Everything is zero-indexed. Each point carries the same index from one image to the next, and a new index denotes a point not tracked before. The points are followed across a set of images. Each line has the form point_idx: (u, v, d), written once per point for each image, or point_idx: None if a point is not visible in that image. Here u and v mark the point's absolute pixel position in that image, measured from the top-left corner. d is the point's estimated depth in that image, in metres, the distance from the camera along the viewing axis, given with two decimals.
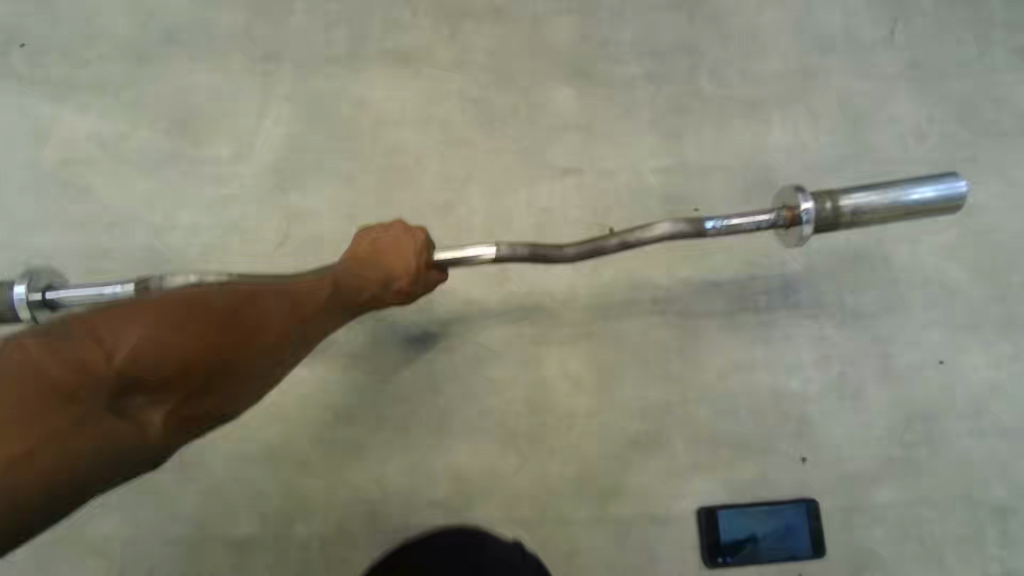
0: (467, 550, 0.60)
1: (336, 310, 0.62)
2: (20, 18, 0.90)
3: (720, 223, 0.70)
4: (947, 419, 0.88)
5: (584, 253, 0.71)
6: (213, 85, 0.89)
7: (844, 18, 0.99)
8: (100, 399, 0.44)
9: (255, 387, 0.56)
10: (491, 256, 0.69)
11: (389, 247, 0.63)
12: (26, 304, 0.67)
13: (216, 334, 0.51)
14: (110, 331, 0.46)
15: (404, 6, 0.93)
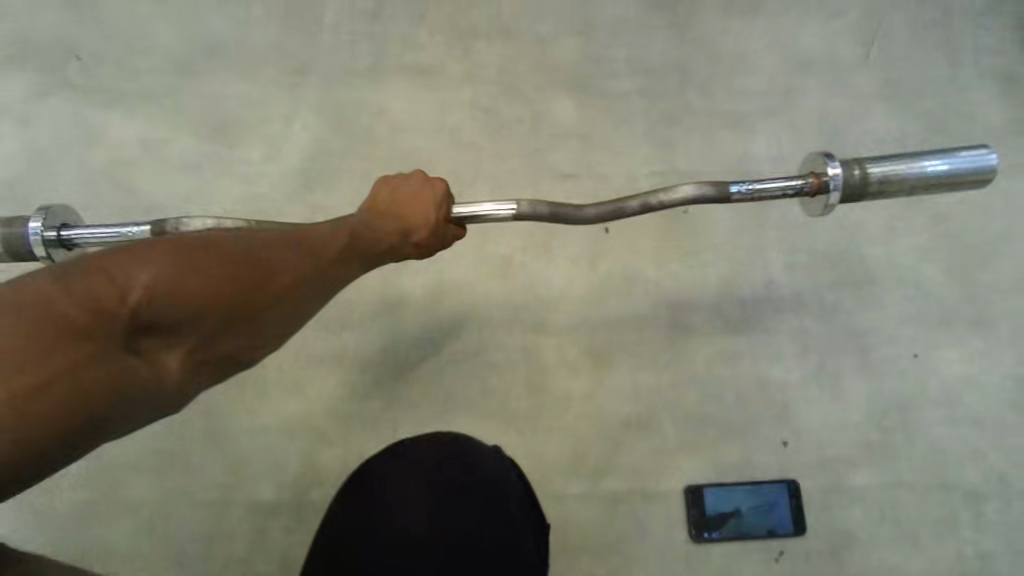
0: (449, 463, 0.59)
1: (354, 262, 0.61)
2: (76, 34, 1.00)
3: (746, 188, 0.71)
4: (921, 409, 0.94)
5: (604, 215, 0.71)
6: (248, 95, 0.99)
7: (825, 39, 1.07)
8: (111, 338, 0.44)
9: (271, 335, 0.55)
10: (511, 212, 0.69)
11: (407, 198, 0.62)
12: (40, 241, 0.66)
13: (236, 277, 0.51)
14: (122, 270, 0.45)
15: (421, 26, 1.03)
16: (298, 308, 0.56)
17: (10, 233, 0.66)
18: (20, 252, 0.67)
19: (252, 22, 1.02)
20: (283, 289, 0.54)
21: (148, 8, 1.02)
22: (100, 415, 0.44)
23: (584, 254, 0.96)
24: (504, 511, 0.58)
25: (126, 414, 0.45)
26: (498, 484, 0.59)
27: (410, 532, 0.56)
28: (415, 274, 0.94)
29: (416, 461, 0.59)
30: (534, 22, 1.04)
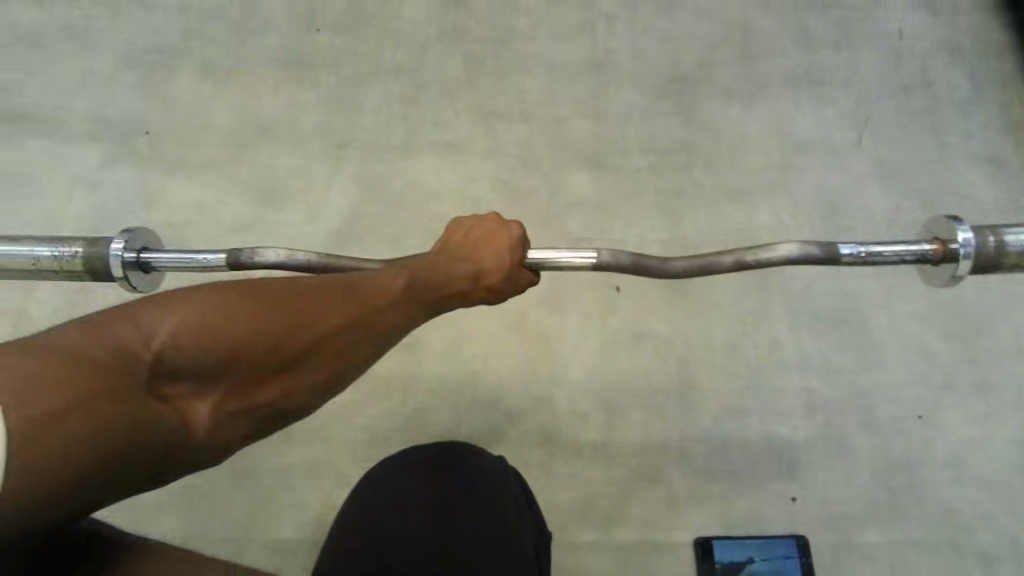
0: (449, 468, 0.68)
1: (414, 306, 0.57)
2: (146, 112, 1.14)
3: (857, 250, 0.65)
4: (928, 469, 0.96)
5: (692, 269, 0.67)
6: (294, 166, 1.11)
7: (821, 123, 1.16)
8: (134, 380, 0.45)
9: (315, 386, 0.54)
10: (592, 262, 0.66)
11: (485, 239, 0.60)
12: (120, 263, 0.64)
13: (270, 321, 0.51)
14: (149, 317, 0.48)
15: (450, 109, 1.15)
16: (341, 356, 0.54)
17: (91, 254, 0.64)
18: (100, 274, 0.64)
19: (301, 103, 1.14)
20: (321, 334, 0.52)
21: (211, 90, 1.15)
22: (126, 455, 0.43)
23: (598, 311, 1.02)
24: (502, 510, 0.65)
25: (151, 460, 0.45)
26: (495, 487, 0.67)
27: (409, 525, 0.63)
28: (438, 327, 1.01)
29: (421, 469, 0.68)
30: (552, 105, 1.15)
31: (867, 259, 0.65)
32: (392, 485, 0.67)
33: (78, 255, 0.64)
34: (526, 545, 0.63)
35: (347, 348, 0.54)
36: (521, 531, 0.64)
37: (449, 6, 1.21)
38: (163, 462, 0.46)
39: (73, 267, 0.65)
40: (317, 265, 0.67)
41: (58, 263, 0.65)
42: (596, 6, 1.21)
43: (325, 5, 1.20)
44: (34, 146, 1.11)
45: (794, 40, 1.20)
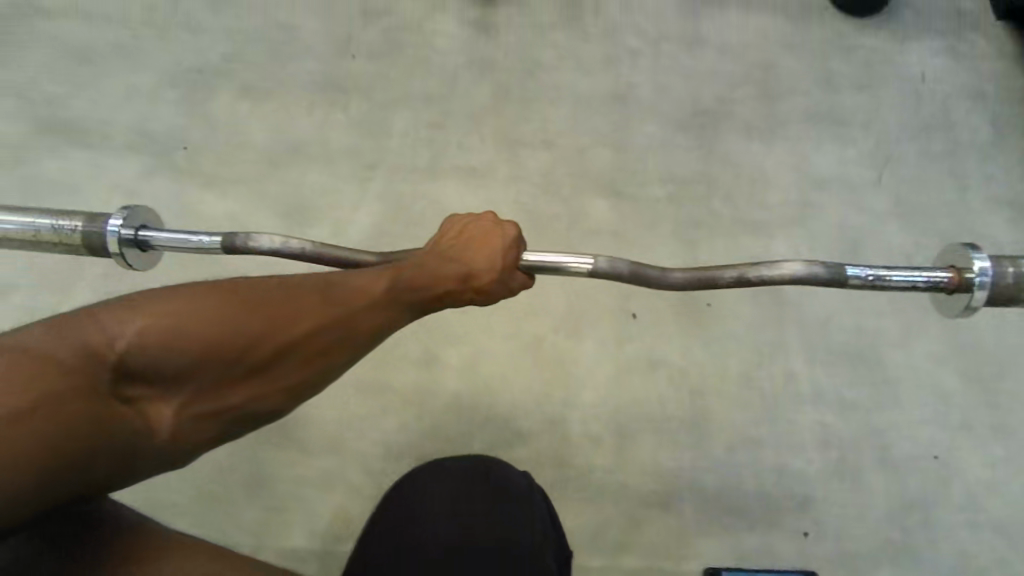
0: (478, 479, 0.70)
1: (400, 306, 0.55)
2: (186, 128, 1.18)
3: (866, 273, 0.65)
4: (943, 511, 0.95)
5: (692, 282, 0.66)
6: (323, 185, 1.14)
7: (841, 161, 1.17)
8: (97, 381, 0.43)
9: (290, 387, 0.52)
10: (587, 268, 0.65)
11: (478, 238, 0.59)
12: (118, 239, 0.65)
13: (242, 321, 0.49)
14: (112, 318, 0.46)
15: (476, 135, 1.18)
16: (319, 357, 0.52)
17: (90, 229, 0.65)
18: (97, 249, 0.66)
19: (333, 124, 1.18)
20: (297, 335, 0.51)
21: (248, 110, 1.20)
22: (90, 455, 0.42)
23: (613, 337, 1.03)
24: (527, 525, 0.66)
25: (116, 461, 0.45)
26: (521, 501, 0.68)
27: (435, 532, 0.64)
28: (454, 345, 1.02)
29: (451, 477, 0.70)
30: (576, 135, 1.18)
31: (873, 283, 0.65)
32: (420, 491, 0.69)
33: (77, 229, 0.66)
34: (549, 560, 0.63)
35: (325, 349, 0.52)
36: (544, 546, 0.64)
37: (479, 37, 1.25)
38: (128, 463, 0.46)
39: (72, 242, 0.66)
40: (309, 253, 0.68)
41: (56, 236, 0.66)
42: (622, 41, 1.25)
43: (361, 33, 1.25)
44: (78, 156, 1.16)
45: (816, 79, 1.23)
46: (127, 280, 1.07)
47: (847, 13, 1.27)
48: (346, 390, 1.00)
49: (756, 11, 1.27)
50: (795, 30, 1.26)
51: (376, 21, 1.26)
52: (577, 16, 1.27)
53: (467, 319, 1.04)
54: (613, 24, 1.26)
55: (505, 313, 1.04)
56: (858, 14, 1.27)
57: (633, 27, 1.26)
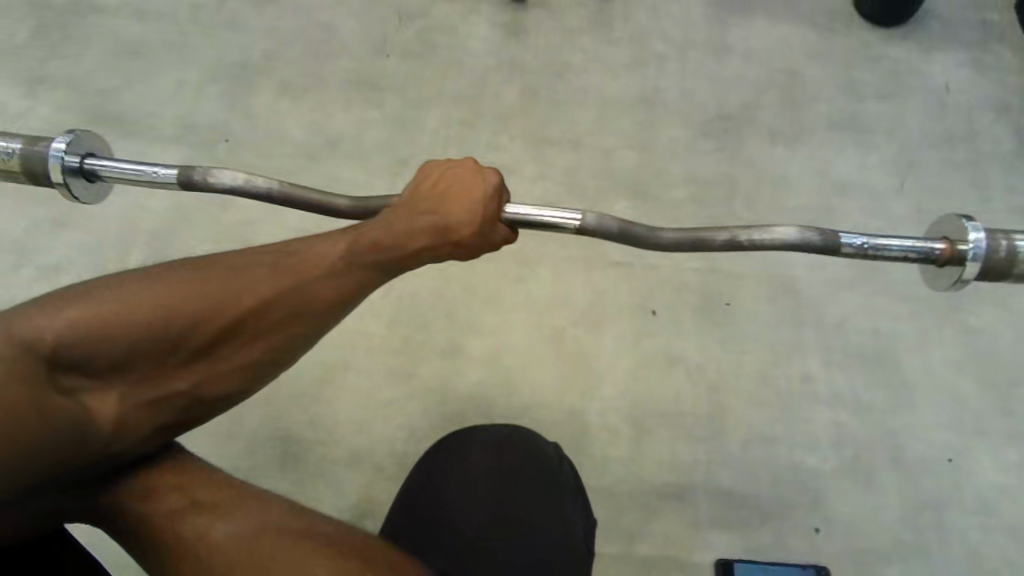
0: (506, 449, 0.74)
1: (359, 272, 0.56)
2: (228, 121, 1.24)
3: (862, 241, 0.66)
4: (955, 513, 0.96)
5: (679, 241, 0.67)
6: (356, 179, 1.19)
7: (863, 168, 1.19)
8: (33, 371, 0.44)
9: (247, 365, 0.54)
10: (576, 224, 0.65)
11: (453, 191, 0.59)
12: (59, 166, 0.67)
13: (184, 302, 0.50)
14: (42, 313, 0.46)
15: (506, 134, 1.22)
16: (271, 333, 0.54)
17: (31, 153, 0.67)
18: (38, 176, 0.67)
19: (368, 121, 1.23)
20: (247, 309, 0.52)
21: (286, 105, 1.25)
22: (36, 443, 0.43)
23: (633, 333, 1.06)
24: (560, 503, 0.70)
25: (60, 445, 0.45)
26: (549, 476, 0.72)
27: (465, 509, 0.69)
28: (479, 335, 1.06)
29: (481, 447, 0.74)
30: (602, 137, 1.21)
31: (868, 252, 0.66)
32: (447, 458, 0.73)
33: (16, 152, 0.67)
34: (580, 540, 0.68)
35: (277, 323, 0.54)
36: (574, 524, 0.69)
37: (510, 40, 1.29)
38: (74, 452, 0.46)
39: (12, 167, 0.67)
40: (274, 193, 0.70)
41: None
42: (649, 47, 1.28)
43: (396, 34, 1.29)
44: (125, 147, 1.22)
45: (840, 87, 1.25)
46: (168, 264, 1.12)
47: (873, 24, 1.29)
48: (374, 376, 1.04)
49: (782, 20, 1.30)
50: (820, 39, 1.28)
51: (411, 23, 1.30)
52: (605, 21, 1.30)
53: (491, 311, 1.07)
54: (640, 30, 1.29)
55: (529, 306, 1.08)
56: (884, 24, 1.29)
57: (660, 33, 1.29)
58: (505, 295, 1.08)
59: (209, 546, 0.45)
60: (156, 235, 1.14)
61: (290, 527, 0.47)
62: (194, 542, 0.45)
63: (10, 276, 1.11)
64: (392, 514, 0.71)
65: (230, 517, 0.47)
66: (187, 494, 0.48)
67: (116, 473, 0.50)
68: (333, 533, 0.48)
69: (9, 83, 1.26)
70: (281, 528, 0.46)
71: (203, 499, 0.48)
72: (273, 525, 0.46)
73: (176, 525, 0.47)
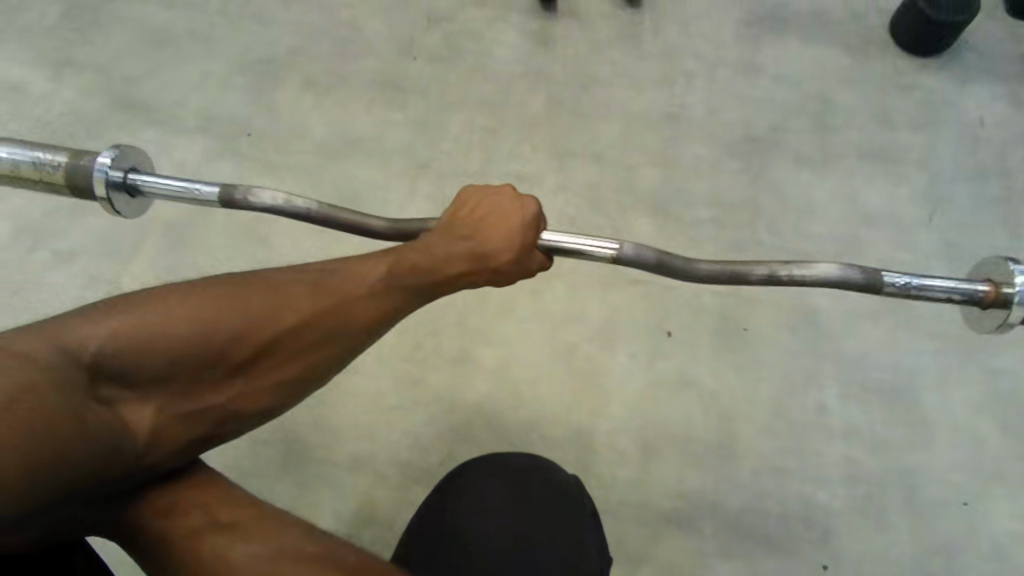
0: (532, 474, 0.72)
1: (396, 294, 0.59)
2: (251, 115, 1.23)
3: (905, 280, 0.65)
4: (968, 559, 0.93)
5: (715, 275, 0.67)
6: (375, 180, 1.18)
7: (890, 198, 1.17)
8: (76, 379, 0.44)
9: (282, 381, 0.55)
10: (612, 253, 0.66)
11: (493, 219, 0.61)
12: (104, 180, 0.66)
13: (226, 317, 0.51)
14: (85, 324, 0.47)
15: (528, 144, 1.20)
16: (310, 351, 0.55)
17: (76, 166, 0.66)
18: (82, 189, 0.66)
19: (390, 123, 1.22)
20: (286, 327, 0.53)
21: (310, 102, 1.24)
22: (71, 453, 0.42)
23: (646, 354, 1.04)
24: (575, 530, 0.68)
25: (95, 457, 0.44)
26: (570, 511, 0.70)
27: (483, 536, 0.67)
28: (490, 346, 1.04)
29: (505, 471, 0.72)
30: (625, 152, 1.20)
31: (911, 292, 0.65)
32: (468, 482, 0.71)
33: (61, 166, 0.66)
34: (596, 563, 0.65)
35: (314, 342, 0.55)
36: (590, 546, 0.66)
37: (538, 49, 1.28)
38: (109, 463, 0.45)
39: (56, 179, 0.66)
40: (314, 214, 0.70)
41: (38, 172, 0.66)
42: (678, 63, 1.27)
43: (424, 36, 1.29)
44: (148, 135, 1.22)
45: (871, 115, 1.22)
46: (181, 255, 1.11)
47: (909, 53, 1.27)
48: (382, 382, 1.02)
49: (815, 43, 1.28)
50: (853, 65, 1.26)
51: (440, 27, 1.29)
52: (635, 35, 1.29)
53: (504, 322, 1.06)
54: (670, 46, 1.28)
55: (542, 320, 1.06)
56: (920, 53, 1.26)
57: (690, 50, 1.27)
58: (520, 307, 1.07)
59: (227, 568, 0.43)
60: (172, 225, 1.13)
61: (306, 551, 0.44)
62: (213, 563, 0.44)
63: (25, 257, 1.11)
64: (405, 539, 0.69)
65: (250, 538, 0.45)
66: (208, 511, 0.47)
67: (144, 486, 0.49)
68: (354, 560, 0.45)
69: (38, 65, 1.27)
70: (304, 552, 0.44)
71: (223, 520, 0.46)
72: (292, 548, 0.45)
73: (194, 545, 0.45)
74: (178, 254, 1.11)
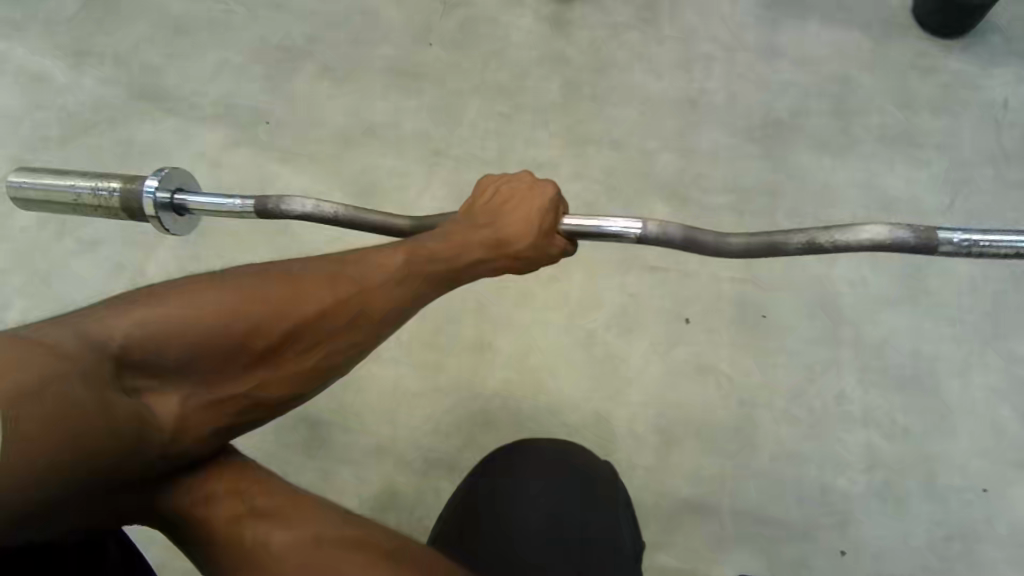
0: (566, 460, 0.74)
1: (417, 281, 0.59)
2: (270, 104, 1.24)
3: (962, 237, 0.64)
4: (985, 544, 0.94)
5: (753, 249, 0.66)
6: (393, 167, 1.18)
7: (911, 183, 1.15)
8: (101, 369, 0.45)
9: (305, 370, 0.55)
10: (636, 233, 0.66)
11: (511, 203, 0.63)
12: (152, 202, 0.67)
13: (249, 307, 0.52)
14: (110, 315, 0.48)
15: (545, 130, 1.20)
16: (332, 338, 0.55)
17: (128, 191, 0.67)
18: (135, 213, 0.67)
19: (407, 110, 1.22)
20: (308, 315, 0.54)
21: (327, 90, 1.24)
22: (99, 443, 0.43)
23: (664, 340, 1.04)
24: (599, 517, 0.69)
25: (121, 448, 0.45)
26: (605, 495, 0.71)
27: (518, 525, 0.68)
28: (509, 333, 1.05)
29: (537, 457, 0.74)
30: (642, 138, 1.19)
31: (967, 249, 0.64)
32: (502, 471, 0.72)
33: (115, 192, 0.67)
34: (626, 548, 0.68)
35: (338, 330, 0.56)
36: (621, 532, 0.69)
37: (554, 33, 1.27)
38: (135, 455, 0.46)
39: (110, 205, 0.68)
40: (342, 218, 0.71)
41: (95, 200, 0.68)
42: (696, 47, 1.25)
43: (440, 22, 1.28)
44: (169, 124, 1.23)
45: (892, 98, 1.21)
46: (202, 243, 1.12)
47: (931, 34, 1.25)
48: (402, 368, 1.04)
49: (836, 26, 1.26)
50: (874, 48, 1.24)
51: (455, 13, 1.29)
52: (652, 18, 1.27)
53: (520, 310, 1.06)
54: (689, 30, 1.26)
55: (562, 307, 1.06)
56: (943, 34, 1.24)
57: (709, 34, 1.26)
58: (539, 294, 1.07)
59: (268, 556, 0.44)
60: None
61: (346, 535, 0.46)
62: (253, 550, 0.45)
63: (51, 247, 1.12)
64: (439, 530, 0.70)
65: (291, 527, 0.46)
66: (246, 499, 0.48)
67: (173, 475, 0.50)
68: (390, 544, 0.46)
69: (60, 55, 1.28)
70: (341, 537, 0.45)
71: (261, 506, 0.47)
72: (331, 532, 0.46)
73: (234, 532, 0.46)
74: (199, 243, 1.12)
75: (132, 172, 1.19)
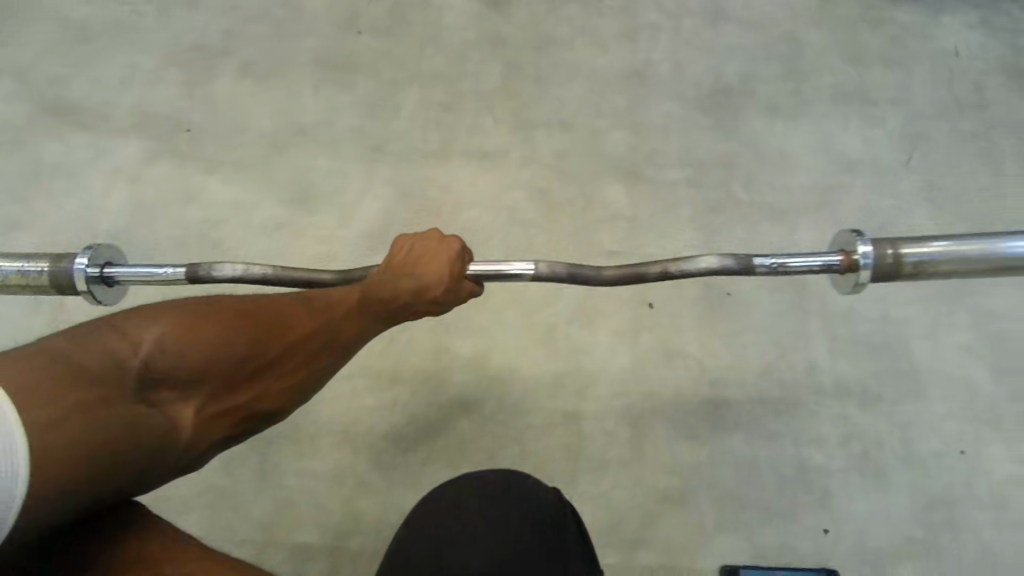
0: (525, 493, 0.68)
1: (368, 316, 0.64)
2: (189, 109, 1.15)
3: (768, 261, 0.72)
4: (967, 508, 0.92)
5: (621, 277, 0.73)
6: (329, 168, 1.11)
7: (868, 142, 1.12)
8: (122, 386, 0.50)
9: (289, 387, 0.61)
10: (531, 273, 0.71)
11: (421, 254, 0.64)
12: (84, 277, 0.66)
13: (243, 332, 0.58)
14: (134, 331, 0.53)
15: (488, 116, 1.14)
16: (310, 360, 0.62)
17: (57, 269, 0.66)
18: (64, 289, 0.66)
19: (340, 107, 1.14)
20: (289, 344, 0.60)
21: (252, 89, 1.16)
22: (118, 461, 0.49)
23: (627, 328, 1.00)
24: (548, 534, 0.65)
25: (139, 460, 0.51)
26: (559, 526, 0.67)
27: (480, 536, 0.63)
28: (466, 336, 1.00)
29: (494, 485, 0.69)
30: (591, 115, 1.14)
31: (779, 270, 0.72)
32: (456, 485, 0.68)
33: (45, 270, 0.66)
34: (573, 561, 0.64)
35: (313, 354, 0.62)
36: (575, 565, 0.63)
37: (489, 13, 1.20)
38: (150, 467, 0.52)
39: (39, 283, 0.66)
40: (270, 278, 0.70)
41: (23, 279, 0.66)
42: (639, 17, 1.19)
43: (368, 8, 1.20)
44: (78, 139, 1.13)
45: (843, 56, 1.17)
46: None
47: None
48: (356, 382, 0.98)
49: None
50: (822, 5, 1.20)
51: None
52: None
53: (476, 311, 1.01)
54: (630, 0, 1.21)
55: (519, 304, 1.02)
56: None
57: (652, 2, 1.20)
58: (494, 291, 1.02)
59: None
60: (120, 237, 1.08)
61: None
62: None
63: None
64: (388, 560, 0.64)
65: None
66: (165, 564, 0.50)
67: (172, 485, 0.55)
68: None
69: None
70: None
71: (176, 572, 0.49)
72: None
73: None
74: None
75: (45, 195, 1.10)
